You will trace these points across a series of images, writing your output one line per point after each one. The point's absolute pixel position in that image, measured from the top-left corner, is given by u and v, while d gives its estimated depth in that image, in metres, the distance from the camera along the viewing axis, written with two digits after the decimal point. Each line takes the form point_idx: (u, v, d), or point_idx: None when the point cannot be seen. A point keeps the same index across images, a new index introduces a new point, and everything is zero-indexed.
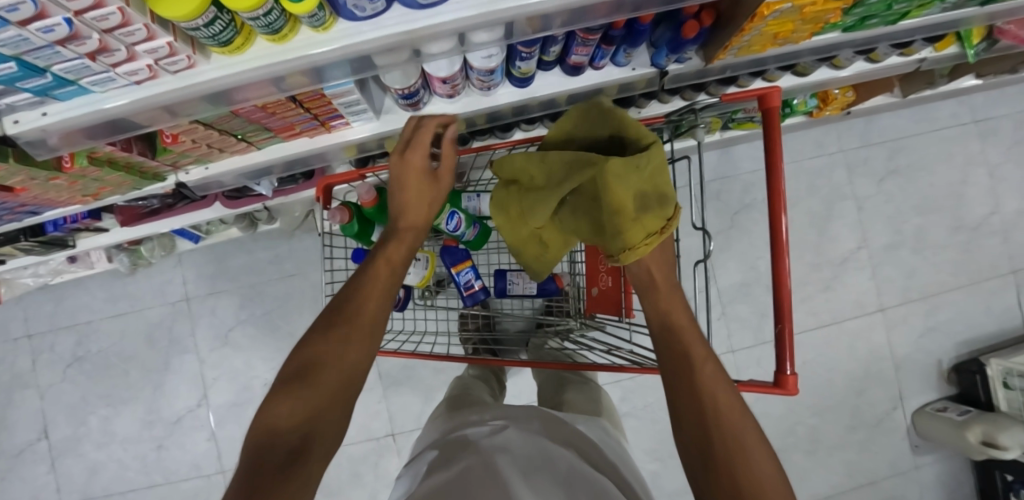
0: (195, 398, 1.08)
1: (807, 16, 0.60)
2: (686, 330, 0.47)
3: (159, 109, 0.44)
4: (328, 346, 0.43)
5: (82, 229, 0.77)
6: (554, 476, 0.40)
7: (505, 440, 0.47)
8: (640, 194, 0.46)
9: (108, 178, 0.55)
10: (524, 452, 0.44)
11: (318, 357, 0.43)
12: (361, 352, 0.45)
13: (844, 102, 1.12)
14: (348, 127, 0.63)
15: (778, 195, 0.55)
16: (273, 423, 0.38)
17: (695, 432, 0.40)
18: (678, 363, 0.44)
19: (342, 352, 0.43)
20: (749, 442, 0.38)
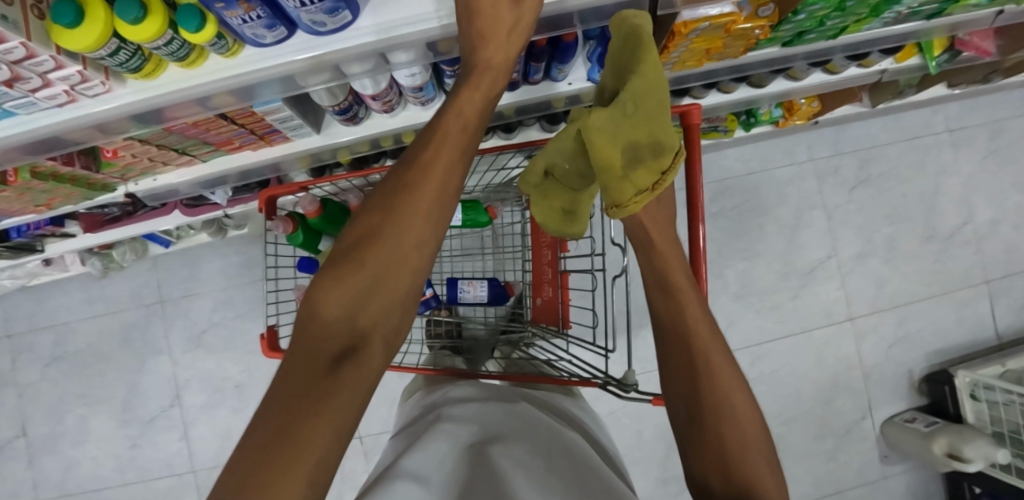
0: (169, 398, 1.12)
1: (733, 34, 0.62)
2: (683, 291, 0.47)
3: (89, 128, 0.47)
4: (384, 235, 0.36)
5: (48, 235, 0.80)
6: (533, 447, 0.45)
7: (485, 416, 0.52)
8: (632, 145, 0.43)
9: (55, 190, 0.58)
10: (507, 429, 0.49)
11: (372, 240, 0.36)
12: (420, 238, 0.38)
13: (810, 112, 1.12)
14: (291, 140, 0.66)
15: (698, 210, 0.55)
16: (322, 312, 0.33)
17: (689, 406, 0.43)
18: (674, 338, 0.46)
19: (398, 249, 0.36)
20: (735, 401, 0.42)
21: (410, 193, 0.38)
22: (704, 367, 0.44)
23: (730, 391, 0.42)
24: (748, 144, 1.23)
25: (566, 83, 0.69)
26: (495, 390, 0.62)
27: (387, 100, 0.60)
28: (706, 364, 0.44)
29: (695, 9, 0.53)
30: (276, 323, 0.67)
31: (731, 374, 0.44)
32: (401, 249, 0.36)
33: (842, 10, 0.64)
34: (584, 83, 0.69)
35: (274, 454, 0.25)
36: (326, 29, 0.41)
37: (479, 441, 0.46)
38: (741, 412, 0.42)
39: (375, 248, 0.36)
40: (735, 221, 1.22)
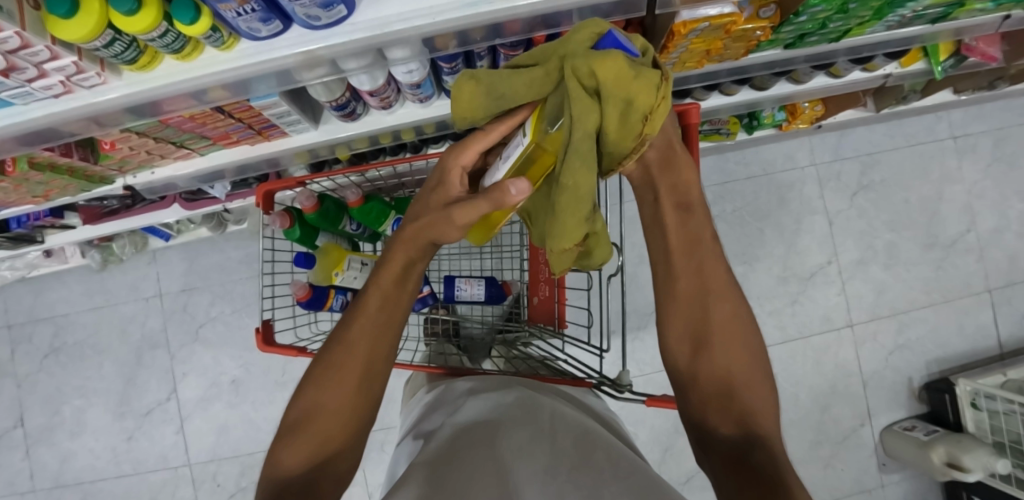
0: (165, 392, 1.12)
1: (733, 34, 0.61)
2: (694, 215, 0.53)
3: (85, 120, 0.47)
4: (326, 395, 0.47)
5: (48, 227, 0.81)
6: (528, 424, 0.47)
7: (499, 398, 0.55)
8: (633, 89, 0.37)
9: (52, 182, 0.58)
10: (508, 407, 0.52)
11: (314, 405, 0.47)
12: (352, 391, 0.48)
13: (813, 115, 1.11)
14: (288, 136, 0.66)
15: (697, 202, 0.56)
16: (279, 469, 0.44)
17: (693, 341, 0.50)
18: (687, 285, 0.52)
19: (335, 397, 0.47)
20: (732, 357, 0.48)
21: (342, 360, 0.48)
22: (712, 327, 0.50)
23: (732, 346, 0.49)
24: (749, 148, 1.22)
25: None
26: (490, 380, 0.62)
27: (385, 96, 0.60)
28: (713, 322, 0.50)
29: (694, 9, 0.53)
30: (272, 318, 0.67)
31: (737, 335, 0.49)
32: (330, 408, 0.47)
33: (845, 12, 0.63)
34: None
35: None
36: (320, 23, 0.41)
37: (500, 415, 0.50)
38: (739, 365, 0.48)
39: (312, 413, 0.46)
40: (735, 225, 1.22)
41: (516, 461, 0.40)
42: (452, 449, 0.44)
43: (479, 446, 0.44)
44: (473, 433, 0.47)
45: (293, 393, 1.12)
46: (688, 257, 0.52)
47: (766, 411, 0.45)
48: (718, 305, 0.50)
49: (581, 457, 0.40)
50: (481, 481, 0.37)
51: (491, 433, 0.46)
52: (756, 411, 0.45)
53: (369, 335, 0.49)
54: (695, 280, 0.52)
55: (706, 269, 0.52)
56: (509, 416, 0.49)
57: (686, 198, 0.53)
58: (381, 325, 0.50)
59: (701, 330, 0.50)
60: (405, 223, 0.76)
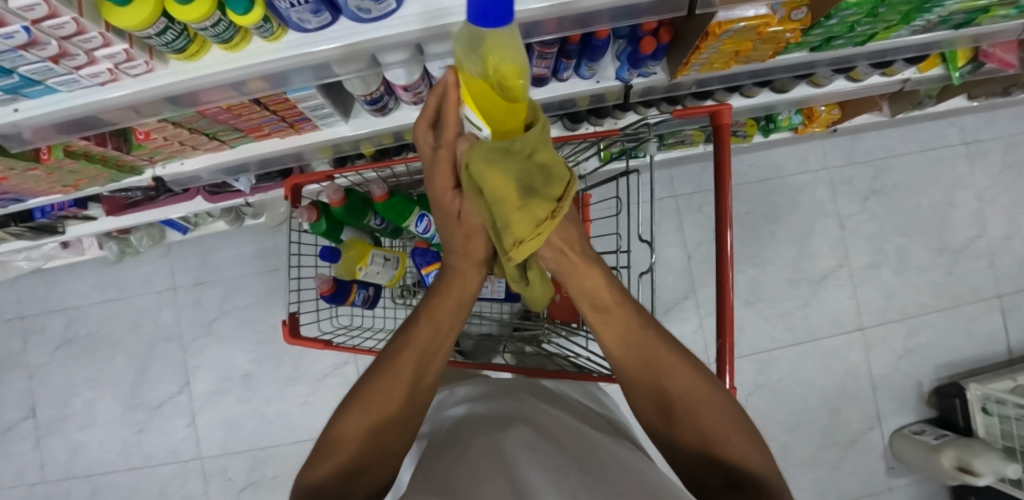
0: (177, 385, 1.12)
1: (764, 36, 0.62)
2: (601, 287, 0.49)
3: (125, 109, 0.47)
4: (361, 414, 0.44)
5: (69, 217, 0.81)
6: (544, 429, 0.46)
7: (507, 405, 0.53)
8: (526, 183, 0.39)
9: (84, 171, 0.58)
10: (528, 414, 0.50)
11: (347, 426, 0.44)
12: (391, 408, 0.45)
13: (829, 119, 1.12)
14: (318, 130, 0.66)
15: (725, 210, 0.57)
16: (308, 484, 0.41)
17: (659, 408, 0.46)
18: (633, 356, 0.48)
19: (368, 412, 0.44)
20: (702, 409, 0.44)
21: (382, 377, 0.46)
22: (668, 392, 0.46)
23: (700, 397, 0.45)
24: (763, 151, 1.22)
25: (594, 81, 0.70)
26: (502, 384, 0.61)
27: (418, 92, 0.60)
28: (672, 391, 0.46)
29: (731, 9, 0.53)
30: (297, 311, 0.68)
31: (703, 389, 0.45)
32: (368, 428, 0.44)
33: (875, 16, 0.63)
34: (612, 82, 0.69)
35: None
36: (369, 16, 0.41)
37: (506, 421, 0.47)
38: (711, 406, 0.44)
39: (348, 434, 0.43)
40: (748, 227, 1.22)
41: (521, 466, 0.36)
42: (439, 462, 0.41)
43: (479, 451, 0.40)
44: (451, 449, 0.44)
45: (304, 388, 1.12)
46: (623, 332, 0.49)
47: (751, 449, 0.41)
48: (660, 365, 0.47)
49: (606, 455, 0.41)
50: (486, 478, 0.35)
51: (489, 431, 0.45)
52: (745, 450, 0.41)
53: (415, 354, 0.48)
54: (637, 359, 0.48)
55: (647, 348, 0.48)
56: (519, 416, 0.49)
57: (600, 299, 0.49)
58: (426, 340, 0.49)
59: (664, 401, 0.46)
60: (429, 219, 0.76)
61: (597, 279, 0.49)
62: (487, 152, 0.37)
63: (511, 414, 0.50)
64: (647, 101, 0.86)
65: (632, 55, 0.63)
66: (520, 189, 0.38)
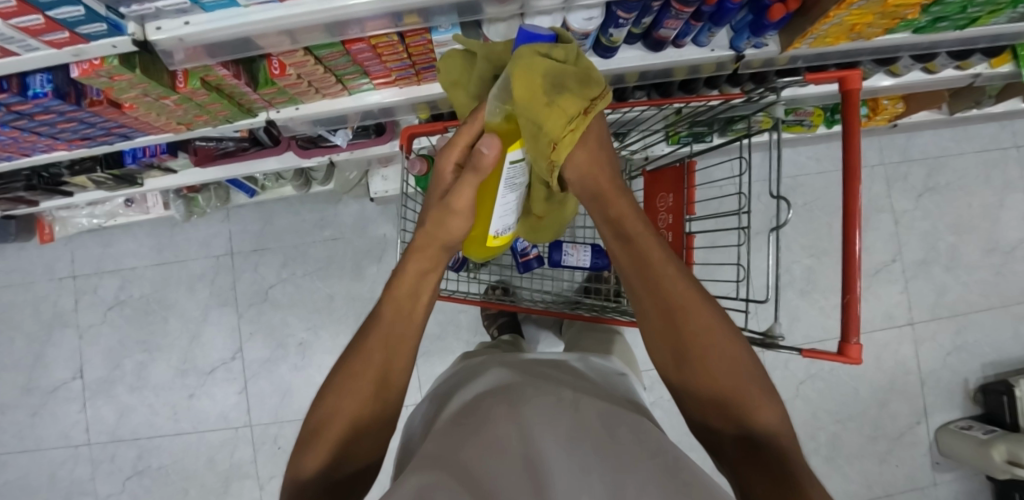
0: (231, 350, 1.10)
1: (886, 10, 0.62)
2: (641, 234, 0.45)
3: (284, 32, 0.46)
4: (338, 399, 0.42)
5: (154, 168, 0.80)
6: (554, 402, 0.42)
7: (506, 379, 0.50)
8: (557, 82, 0.38)
9: (209, 105, 0.57)
10: (525, 386, 0.46)
11: (332, 411, 0.41)
12: (373, 398, 0.43)
13: (892, 113, 1.13)
14: (438, 81, 0.65)
15: (854, 184, 0.56)
16: (301, 468, 0.38)
17: (672, 347, 0.42)
18: (643, 277, 0.44)
19: (346, 395, 0.42)
20: (721, 357, 0.39)
21: (367, 362, 0.44)
22: (681, 316, 0.41)
23: (718, 341, 0.40)
24: (821, 143, 1.24)
25: (707, 49, 0.70)
26: (509, 358, 0.59)
27: None
28: (707, 357, 0.39)
29: None
30: None
31: (724, 348, 0.39)
32: (353, 411, 0.41)
33: None
34: (724, 51, 0.70)
35: None
36: None
37: (511, 397, 0.44)
38: (724, 347, 0.39)
39: (331, 416, 0.41)
40: (805, 218, 1.24)
41: (540, 462, 0.32)
42: (451, 433, 0.40)
43: (482, 435, 0.37)
44: (458, 423, 0.42)
45: None
46: (639, 252, 0.45)
47: (765, 402, 0.37)
48: (670, 287, 0.42)
49: (600, 418, 0.40)
50: (508, 483, 0.30)
51: (507, 403, 0.42)
52: (751, 391, 0.37)
53: (399, 335, 0.47)
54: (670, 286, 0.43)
55: (670, 282, 0.42)
56: (525, 383, 0.47)
57: (626, 228, 0.46)
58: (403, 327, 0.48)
59: (680, 346, 0.41)
60: None
61: (623, 206, 0.47)
62: (549, 73, 0.38)
63: (520, 383, 0.47)
64: (736, 78, 0.85)
65: (754, 23, 0.63)
66: (549, 83, 0.38)
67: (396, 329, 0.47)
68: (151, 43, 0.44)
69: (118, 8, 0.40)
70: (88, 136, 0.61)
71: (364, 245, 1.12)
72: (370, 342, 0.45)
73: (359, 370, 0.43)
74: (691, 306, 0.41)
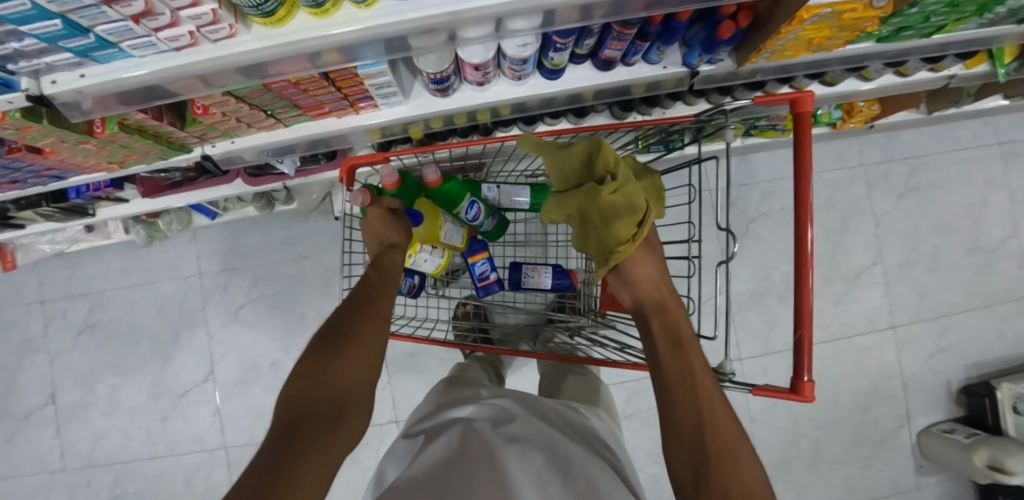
0: (202, 373, 1.09)
1: (844, 23, 0.59)
2: (690, 347, 0.47)
3: (193, 78, 0.44)
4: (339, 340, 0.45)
5: (102, 199, 0.78)
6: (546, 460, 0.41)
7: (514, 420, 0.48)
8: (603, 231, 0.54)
9: (136, 145, 0.55)
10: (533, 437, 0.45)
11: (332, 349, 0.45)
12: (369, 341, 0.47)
13: (869, 114, 1.11)
14: (376, 110, 0.63)
15: (805, 212, 0.54)
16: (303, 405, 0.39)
17: (692, 457, 0.39)
18: (681, 384, 0.44)
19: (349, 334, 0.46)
20: (753, 479, 0.36)
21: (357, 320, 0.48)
22: (711, 422, 0.40)
23: (727, 426, 0.40)
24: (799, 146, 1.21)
25: (660, 67, 0.68)
26: (522, 397, 0.57)
27: (486, 72, 0.58)
28: (737, 471, 0.37)
29: None
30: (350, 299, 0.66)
31: (747, 474, 0.37)
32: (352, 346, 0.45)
33: (953, 6, 0.61)
34: (678, 68, 0.67)
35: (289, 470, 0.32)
36: None
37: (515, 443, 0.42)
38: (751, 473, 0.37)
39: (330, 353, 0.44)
40: (783, 222, 1.21)
41: None
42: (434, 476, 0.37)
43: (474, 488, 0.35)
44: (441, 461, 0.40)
45: None
46: (683, 359, 0.45)
47: None
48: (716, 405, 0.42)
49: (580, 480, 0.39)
50: None
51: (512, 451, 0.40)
52: (750, 480, 0.36)
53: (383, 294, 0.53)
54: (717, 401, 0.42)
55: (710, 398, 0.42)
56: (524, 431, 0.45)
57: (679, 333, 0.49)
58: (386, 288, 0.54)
59: (699, 438, 0.39)
60: (479, 206, 0.75)
61: (680, 318, 0.51)
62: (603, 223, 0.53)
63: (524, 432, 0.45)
64: (700, 91, 0.82)
65: (707, 40, 0.60)
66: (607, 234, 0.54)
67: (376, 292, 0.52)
68: (48, 97, 0.42)
69: (6, 65, 0.38)
70: (18, 179, 0.59)
71: (333, 263, 1.10)
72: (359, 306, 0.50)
73: (359, 340, 0.45)
74: (710, 424, 0.40)
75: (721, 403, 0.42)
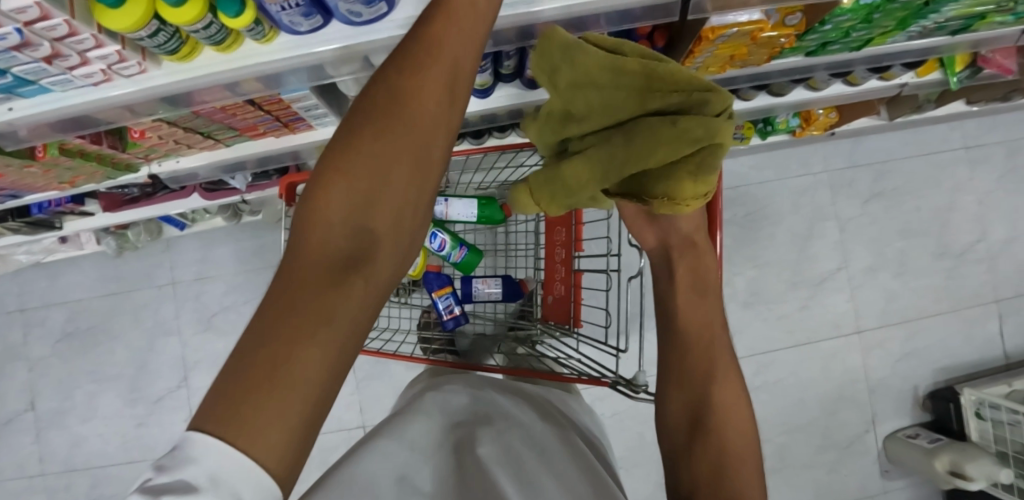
0: (176, 380, 1.13)
1: (758, 41, 0.61)
2: (708, 305, 0.57)
3: (120, 108, 0.48)
4: (371, 151, 0.29)
5: (67, 213, 0.82)
6: (554, 474, 0.41)
7: (532, 430, 0.48)
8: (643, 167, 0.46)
9: (80, 168, 0.59)
10: (541, 444, 0.46)
11: (357, 162, 0.29)
12: (408, 173, 0.30)
13: (827, 122, 1.11)
14: (313, 129, 0.66)
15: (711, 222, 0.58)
16: (309, 237, 0.27)
17: (693, 411, 0.53)
18: (698, 350, 0.55)
19: (376, 158, 0.29)
20: (733, 432, 0.50)
21: (398, 126, 0.30)
22: (715, 388, 0.53)
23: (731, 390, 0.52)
24: (763, 153, 1.23)
25: None
26: (520, 393, 0.59)
27: None
28: (725, 426, 0.51)
29: (723, 14, 0.53)
30: None
31: (739, 423, 0.51)
32: (386, 177, 0.29)
33: (869, 22, 0.63)
34: None
35: (272, 367, 0.22)
36: (360, 19, 0.41)
37: (535, 450, 0.44)
38: (735, 429, 0.51)
39: (358, 169, 0.29)
40: (747, 229, 1.23)
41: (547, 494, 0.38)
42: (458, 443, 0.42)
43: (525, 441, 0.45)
44: (457, 429, 0.44)
45: None
46: (695, 318, 0.56)
47: (750, 474, 0.48)
48: (722, 365, 0.54)
49: None
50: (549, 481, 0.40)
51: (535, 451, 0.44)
52: (731, 435, 0.50)
53: (436, 78, 0.31)
54: (723, 359, 0.54)
55: (716, 361, 0.54)
56: (517, 431, 0.46)
57: (702, 280, 0.57)
58: (446, 71, 0.32)
59: (699, 403, 0.53)
60: (442, 237, 0.81)
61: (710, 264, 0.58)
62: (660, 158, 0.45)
63: (542, 442, 0.46)
64: None
65: None
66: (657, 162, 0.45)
67: (427, 73, 0.31)
68: None
69: None
70: None
71: None
72: (408, 92, 0.31)
73: (400, 149, 0.29)
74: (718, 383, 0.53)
75: (726, 366, 0.54)
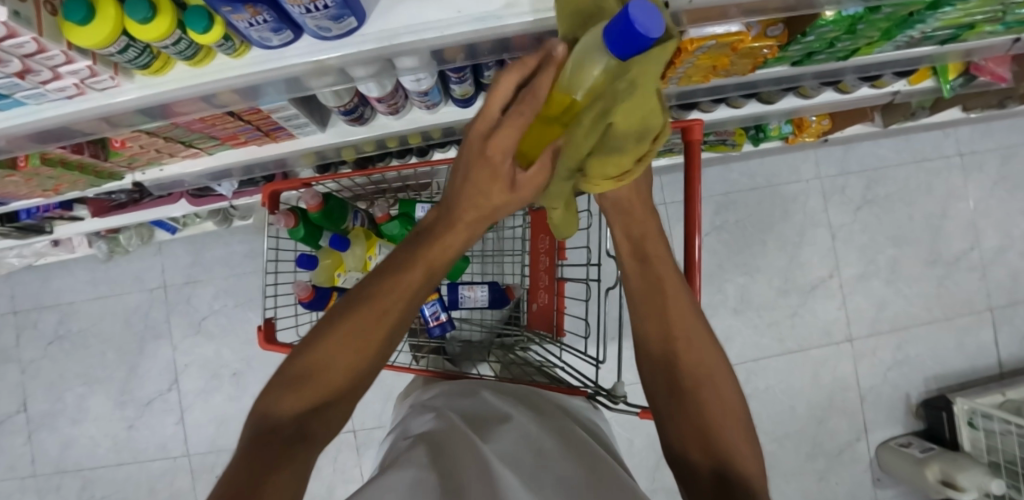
0: (166, 383, 1.14)
1: (739, 52, 0.60)
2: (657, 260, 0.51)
3: (98, 120, 0.48)
4: (336, 349, 0.34)
5: (56, 218, 0.82)
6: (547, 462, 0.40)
7: (524, 426, 0.47)
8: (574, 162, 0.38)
9: (63, 176, 0.59)
10: (538, 436, 0.45)
11: (329, 355, 0.34)
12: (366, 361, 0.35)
13: (820, 129, 1.10)
14: (296, 138, 0.66)
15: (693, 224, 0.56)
16: (274, 410, 0.32)
17: (664, 375, 0.47)
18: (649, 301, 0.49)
19: (340, 352, 0.34)
20: (715, 387, 0.44)
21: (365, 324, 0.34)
22: (676, 340, 0.47)
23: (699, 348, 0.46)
24: (754, 159, 1.22)
25: None
26: (515, 392, 0.59)
27: (392, 102, 0.60)
28: (705, 391, 0.44)
29: (702, 27, 0.52)
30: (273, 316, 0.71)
31: (718, 380, 0.45)
32: (343, 366, 0.34)
33: (853, 32, 0.62)
34: None
35: None
36: (331, 34, 0.41)
37: (528, 445, 0.44)
38: (720, 388, 0.44)
39: (325, 363, 0.34)
40: (738, 235, 1.22)
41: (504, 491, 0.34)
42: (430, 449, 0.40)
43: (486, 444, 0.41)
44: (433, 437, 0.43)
45: None
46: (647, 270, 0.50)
47: (744, 442, 0.41)
48: (680, 315, 0.48)
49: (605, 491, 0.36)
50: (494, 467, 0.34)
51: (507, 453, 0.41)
52: (711, 397, 0.44)
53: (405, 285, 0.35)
54: (681, 311, 0.48)
55: (673, 311, 0.48)
56: (509, 430, 0.46)
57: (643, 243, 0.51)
58: (419, 278, 0.36)
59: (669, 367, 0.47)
60: None
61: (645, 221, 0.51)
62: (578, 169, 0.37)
63: (536, 435, 0.45)
64: None
65: None
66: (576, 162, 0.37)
67: (400, 280, 0.35)
68: None
69: None
70: None
71: None
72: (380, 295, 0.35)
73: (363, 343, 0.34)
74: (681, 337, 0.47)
75: (686, 309, 0.49)
